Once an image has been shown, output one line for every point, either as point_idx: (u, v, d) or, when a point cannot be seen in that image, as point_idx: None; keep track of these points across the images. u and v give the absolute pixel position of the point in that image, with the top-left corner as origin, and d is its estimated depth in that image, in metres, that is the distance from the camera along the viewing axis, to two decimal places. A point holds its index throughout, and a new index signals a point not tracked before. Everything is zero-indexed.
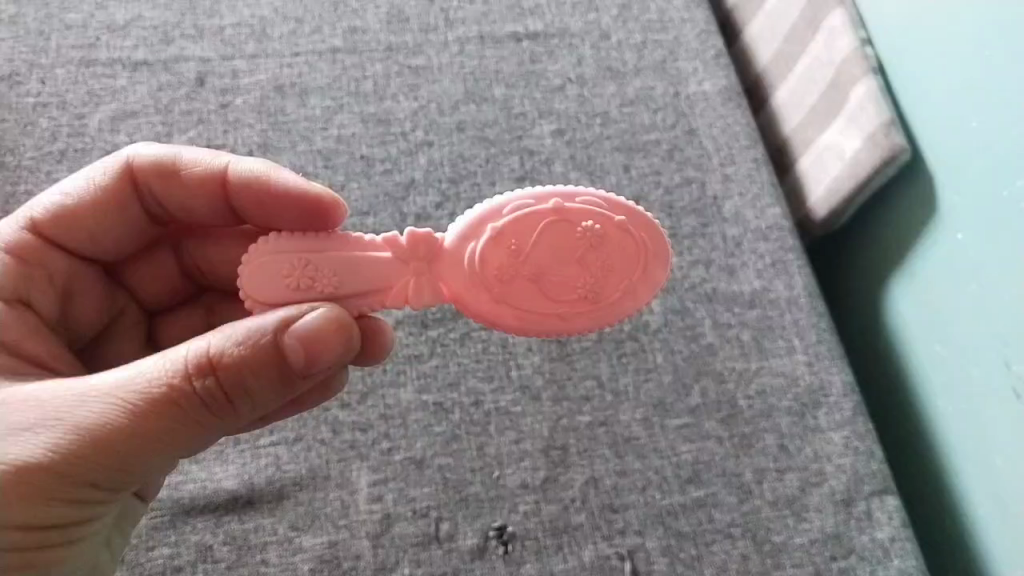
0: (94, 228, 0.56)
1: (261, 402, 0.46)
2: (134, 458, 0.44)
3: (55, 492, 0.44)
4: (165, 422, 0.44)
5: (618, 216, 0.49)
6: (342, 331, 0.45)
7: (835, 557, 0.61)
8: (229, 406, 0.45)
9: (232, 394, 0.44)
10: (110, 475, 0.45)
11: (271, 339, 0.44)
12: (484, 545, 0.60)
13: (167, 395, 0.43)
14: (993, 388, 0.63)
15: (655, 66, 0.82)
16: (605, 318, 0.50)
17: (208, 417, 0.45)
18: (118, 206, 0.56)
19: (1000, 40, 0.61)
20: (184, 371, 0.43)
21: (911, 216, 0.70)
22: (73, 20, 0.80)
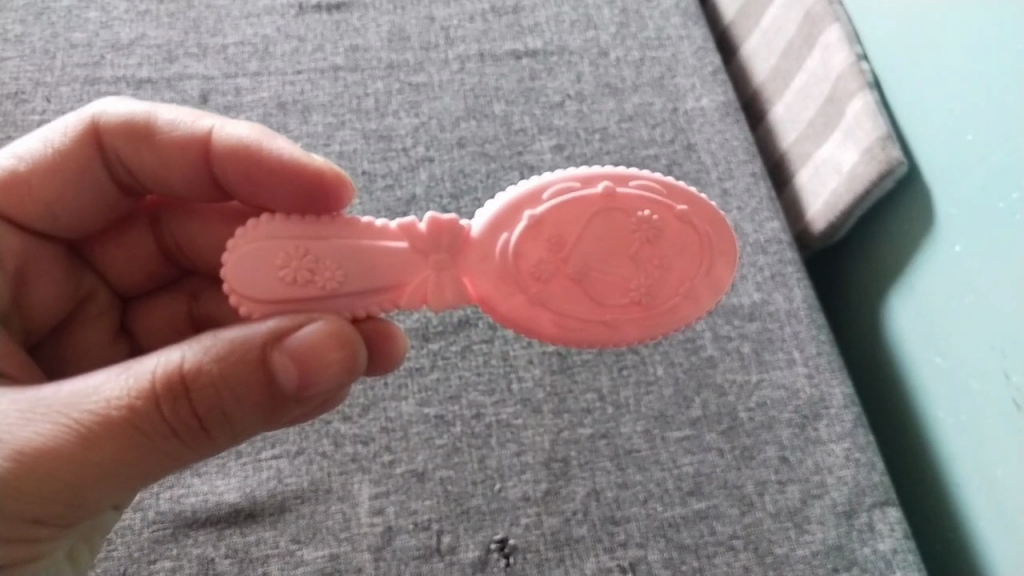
0: (55, 196, 0.55)
1: (233, 424, 0.44)
2: (93, 480, 0.42)
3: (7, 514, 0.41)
4: (130, 440, 0.42)
5: (676, 207, 0.48)
6: (343, 346, 0.45)
7: (837, 569, 0.61)
8: (199, 427, 0.43)
9: (206, 412, 0.43)
10: (66, 497, 0.42)
11: (258, 352, 0.43)
12: (486, 558, 0.60)
13: (136, 411, 0.42)
14: (993, 398, 0.63)
15: (653, 83, 0.83)
16: (656, 323, 0.49)
17: (174, 438, 0.43)
18: (76, 169, 0.55)
19: (994, 52, 0.61)
20: (158, 385, 0.42)
21: (910, 229, 0.71)
22: (79, 40, 0.81)
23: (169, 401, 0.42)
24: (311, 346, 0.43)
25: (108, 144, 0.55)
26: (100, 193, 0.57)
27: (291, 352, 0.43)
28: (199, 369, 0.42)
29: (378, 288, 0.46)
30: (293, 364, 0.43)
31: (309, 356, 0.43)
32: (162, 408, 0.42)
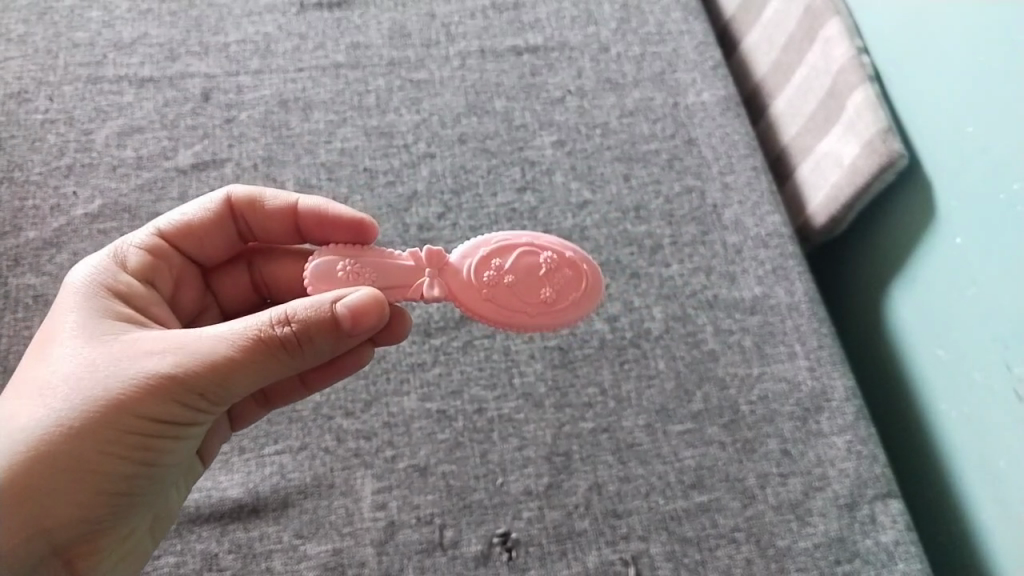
0: (201, 240, 0.60)
1: (308, 364, 0.51)
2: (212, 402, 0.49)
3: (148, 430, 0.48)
4: (218, 380, 0.48)
5: (569, 251, 0.56)
6: (381, 309, 0.50)
7: (839, 561, 0.61)
8: (278, 367, 0.50)
9: (283, 352, 0.49)
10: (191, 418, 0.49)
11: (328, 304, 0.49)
12: (488, 552, 0.60)
13: (223, 356, 0.48)
14: (995, 389, 0.63)
15: (654, 78, 0.83)
16: (559, 324, 0.55)
17: (259, 377, 0.49)
18: (221, 225, 0.60)
19: (995, 42, 0.61)
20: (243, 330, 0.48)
21: (911, 221, 0.71)
22: (81, 39, 0.81)
23: (254, 345, 0.48)
24: (367, 303, 0.49)
25: (244, 215, 0.60)
26: (231, 246, 0.62)
27: (358, 302, 0.49)
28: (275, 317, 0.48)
29: (392, 287, 0.53)
30: (358, 315, 0.49)
31: (366, 311, 0.49)
32: (245, 352, 0.48)
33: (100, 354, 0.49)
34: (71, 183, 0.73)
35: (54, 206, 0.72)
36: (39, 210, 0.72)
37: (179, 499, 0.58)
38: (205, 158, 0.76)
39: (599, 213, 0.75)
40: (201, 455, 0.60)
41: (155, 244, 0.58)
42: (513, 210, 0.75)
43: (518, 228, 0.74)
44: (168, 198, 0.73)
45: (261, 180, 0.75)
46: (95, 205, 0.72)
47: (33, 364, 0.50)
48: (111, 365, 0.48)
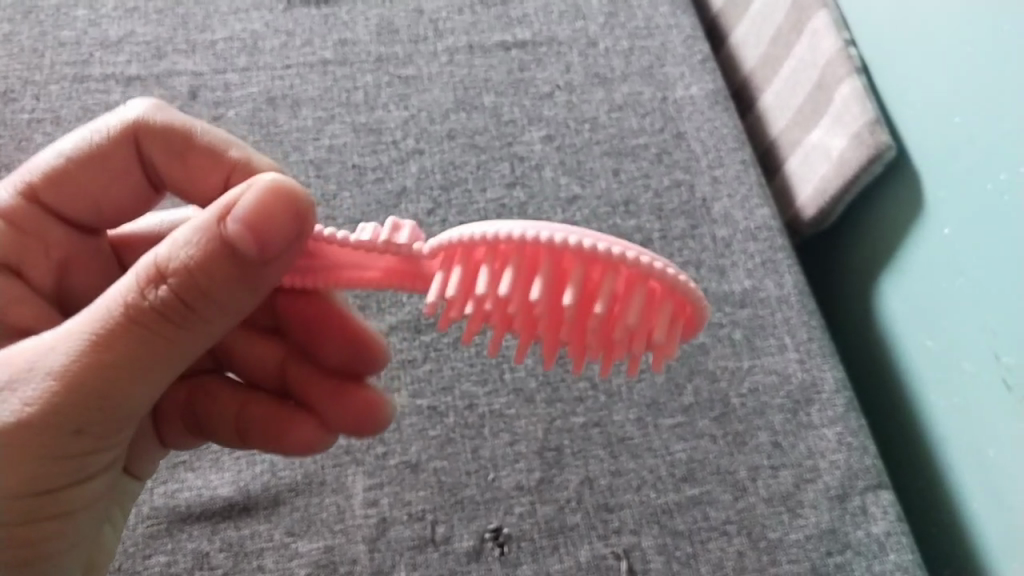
0: (87, 194, 0.53)
1: (207, 320, 0.43)
2: (116, 389, 0.42)
3: (52, 438, 0.42)
4: (109, 363, 0.41)
5: None
6: (285, 207, 0.41)
7: (831, 553, 0.62)
8: (168, 330, 0.42)
9: (162, 317, 0.42)
10: (100, 412, 0.43)
11: (196, 246, 0.41)
12: (480, 547, 0.60)
13: (106, 333, 0.41)
14: (983, 379, 0.63)
15: (642, 72, 0.83)
16: None
17: (150, 350, 0.42)
18: (114, 171, 0.53)
19: (977, 35, 0.61)
20: (111, 306, 0.41)
21: (899, 213, 0.71)
22: (67, 38, 0.81)
23: (128, 320, 0.41)
24: (255, 212, 0.40)
25: (146, 154, 0.53)
26: (129, 195, 0.54)
27: (230, 231, 0.40)
28: (143, 283, 0.41)
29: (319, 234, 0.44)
30: (235, 246, 0.41)
31: (261, 223, 0.41)
32: (121, 328, 0.41)
33: None
34: None
35: None
36: None
37: (111, 527, 0.55)
38: None
39: (589, 208, 0.75)
40: (133, 473, 0.56)
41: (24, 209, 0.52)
42: (503, 205, 0.74)
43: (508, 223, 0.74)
44: None
45: None
46: None
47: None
48: None
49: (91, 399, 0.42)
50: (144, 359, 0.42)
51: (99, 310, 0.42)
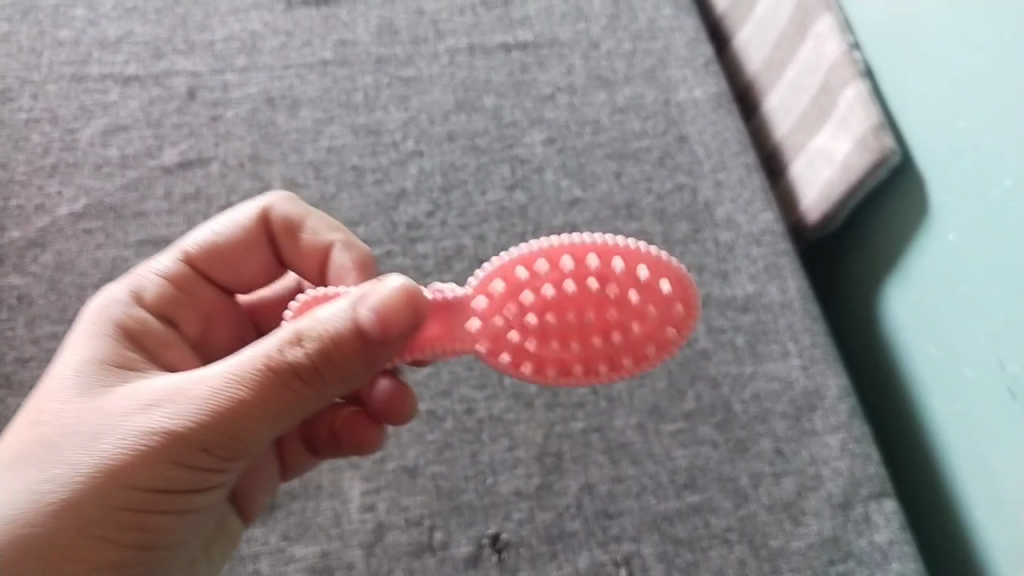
0: (231, 265, 0.59)
1: (327, 394, 0.46)
2: (243, 423, 0.44)
3: (182, 460, 0.44)
4: (243, 405, 0.44)
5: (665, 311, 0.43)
6: (414, 302, 0.43)
7: (833, 562, 0.61)
8: (294, 401, 0.45)
9: (292, 384, 0.44)
10: (224, 441, 0.45)
11: (336, 324, 0.44)
12: (478, 553, 0.59)
13: (246, 378, 0.44)
14: (988, 386, 0.62)
15: (645, 75, 0.82)
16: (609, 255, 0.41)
17: (272, 414, 0.45)
18: (253, 248, 0.59)
19: (982, 39, 0.61)
20: (250, 365, 0.44)
21: (905, 218, 0.70)
22: (65, 37, 0.80)
23: (268, 372, 0.44)
24: (385, 300, 0.43)
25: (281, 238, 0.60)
26: (263, 268, 0.60)
27: (366, 316, 0.43)
28: (284, 346, 0.44)
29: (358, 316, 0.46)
30: (370, 330, 0.43)
31: (393, 311, 0.43)
32: (256, 390, 0.44)
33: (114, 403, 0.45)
34: (55, 183, 0.72)
35: (39, 206, 0.71)
36: (24, 211, 0.71)
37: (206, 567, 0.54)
38: (190, 156, 0.75)
39: (590, 211, 0.74)
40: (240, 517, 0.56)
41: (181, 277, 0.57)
42: (503, 207, 0.74)
43: (508, 226, 0.73)
44: (154, 197, 0.72)
45: (248, 179, 0.74)
46: (81, 205, 0.71)
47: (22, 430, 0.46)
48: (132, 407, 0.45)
49: (223, 430, 0.44)
50: (273, 407, 0.45)
51: (235, 368, 0.44)
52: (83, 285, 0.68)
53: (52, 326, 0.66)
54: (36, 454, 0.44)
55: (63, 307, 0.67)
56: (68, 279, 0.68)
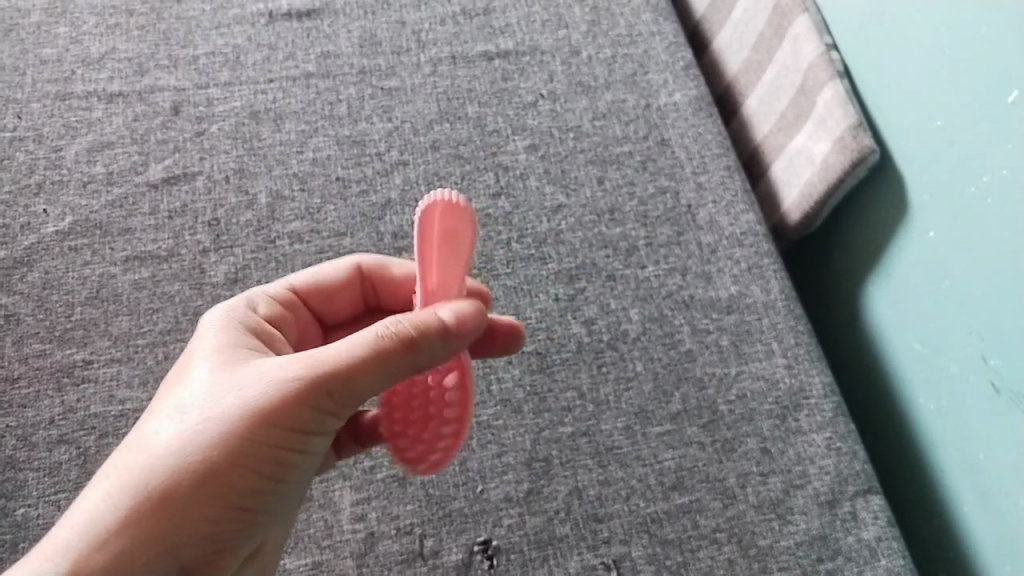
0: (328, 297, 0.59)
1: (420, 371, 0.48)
2: (355, 391, 0.47)
3: (300, 421, 0.46)
4: (355, 378, 0.46)
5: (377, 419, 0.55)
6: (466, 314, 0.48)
7: (822, 559, 0.61)
8: (393, 371, 0.47)
9: (389, 359, 0.46)
10: (337, 404, 0.47)
11: (422, 317, 0.47)
12: (469, 560, 0.60)
13: (361, 354, 0.46)
14: (972, 380, 0.63)
15: (626, 80, 0.83)
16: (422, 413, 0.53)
17: (380, 380, 0.47)
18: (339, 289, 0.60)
19: (955, 37, 0.61)
20: (358, 341, 0.46)
21: (885, 215, 0.71)
22: (49, 55, 0.81)
23: (381, 347, 0.46)
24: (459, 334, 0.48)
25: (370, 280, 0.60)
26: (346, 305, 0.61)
27: (449, 315, 0.47)
28: (383, 328, 0.47)
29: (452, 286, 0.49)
30: (449, 328, 0.47)
31: (469, 319, 0.48)
32: (363, 357, 0.46)
33: (247, 366, 0.48)
34: (41, 201, 0.73)
35: (25, 224, 0.72)
36: (9, 229, 0.71)
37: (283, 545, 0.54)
38: (176, 171, 0.75)
39: (574, 217, 0.75)
40: None
41: (285, 296, 0.58)
42: (488, 215, 0.74)
43: (493, 233, 0.73)
44: (140, 212, 0.73)
45: (233, 192, 0.74)
46: (67, 222, 0.72)
47: (160, 399, 0.49)
48: (262, 369, 0.47)
49: (340, 394, 0.46)
50: (379, 373, 0.47)
51: (336, 344, 0.47)
52: (70, 303, 0.68)
53: (41, 344, 0.66)
54: (179, 413, 0.47)
55: (51, 325, 0.67)
56: (55, 297, 0.68)
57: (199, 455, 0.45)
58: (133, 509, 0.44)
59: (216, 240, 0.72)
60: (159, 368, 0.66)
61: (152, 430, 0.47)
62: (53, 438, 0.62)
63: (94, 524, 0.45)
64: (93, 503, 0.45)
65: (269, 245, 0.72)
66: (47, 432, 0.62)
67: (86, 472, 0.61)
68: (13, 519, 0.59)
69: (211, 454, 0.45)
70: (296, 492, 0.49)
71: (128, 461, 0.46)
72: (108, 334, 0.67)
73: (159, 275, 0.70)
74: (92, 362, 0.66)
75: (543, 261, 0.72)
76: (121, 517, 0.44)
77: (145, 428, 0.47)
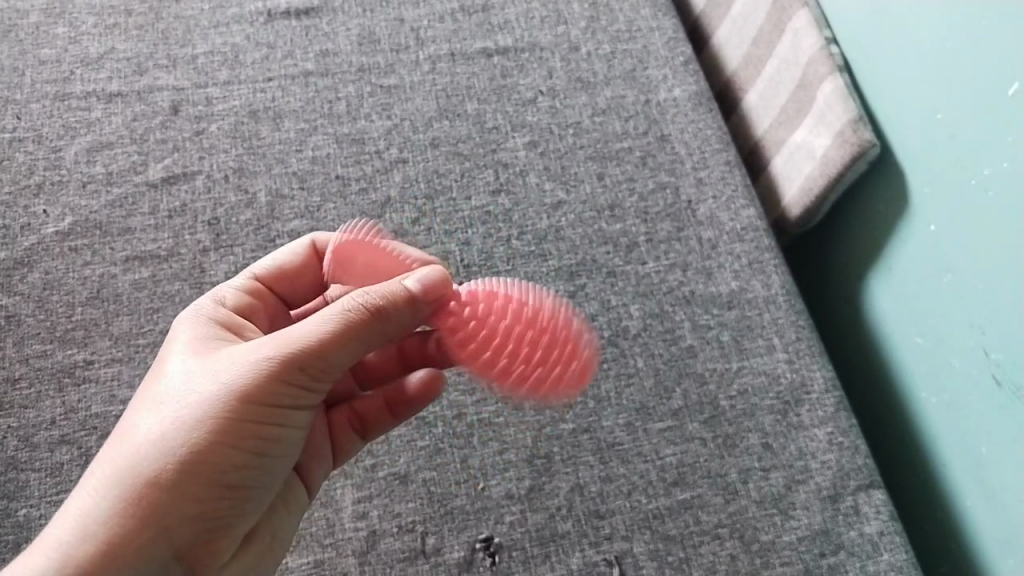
0: (293, 282, 0.59)
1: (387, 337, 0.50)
2: (328, 363, 0.48)
3: (279, 398, 0.47)
4: (328, 349, 0.47)
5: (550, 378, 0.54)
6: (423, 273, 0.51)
7: (824, 554, 0.61)
8: (361, 340, 0.48)
9: (359, 328, 0.48)
10: (313, 378, 0.48)
11: (387, 288, 0.49)
12: (471, 558, 0.60)
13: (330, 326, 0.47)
14: (973, 374, 0.63)
15: (625, 76, 0.83)
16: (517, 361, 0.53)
17: (351, 348, 0.48)
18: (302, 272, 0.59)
19: (955, 31, 0.61)
20: (324, 314, 0.48)
21: (886, 209, 0.70)
22: (48, 56, 0.81)
23: (348, 317, 0.48)
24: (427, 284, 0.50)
25: None
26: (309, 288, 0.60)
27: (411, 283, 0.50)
28: (348, 302, 0.48)
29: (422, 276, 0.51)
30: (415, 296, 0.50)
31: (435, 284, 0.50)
32: (332, 329, 0.47)
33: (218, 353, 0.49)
34: (41, 202, 0.73)
35: (25, 225, 0.72)
36: (9, 230, 0.71)
37: (282, 540, 0.54)
38: (175, 171, 0.75)
39: (574, 213, 0.74)
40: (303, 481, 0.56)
41: (250, 285, 0.57)
42: (488, 212, 0.74)
43: (493, 230, 0.73)
44: (140, 212, 0.73)
45: (233, 191, 0.74)
46: (67, 223, 0.72)
47: (134, 395, 0.49)
48: (235, 353, 0.48)
49: (315, 368, 0.47)
50: (349, 343, 0.48)
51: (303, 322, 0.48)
52: (71, 303, 0.68)
53: (42, 344, 0.66)
54: (158, 403, 0.47)
55: (52, 325, 0.67)
56: (56, 297, 0.68)
57: (182, 438, 0.45)
58: (121, 499, 0.44)
59: (216, 240, 0.72)
60: None
61: (132, 423, 0.47)
62: (55, 438, 0.62)
63: (85, 520, 0.44)
64: (81, 499, 0.45)
65: (269, 244, 0.72)
66: (49, 432, 0.63)
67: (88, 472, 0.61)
68: (16, 519, 0.59)
69: (195, 437, 0.45)
70: (280, 473, 0.50)
71: (112, 454, 0.46)
72: (109, 334, 0.67)
73: (159, 274, 0.70)
74: (93, 361, 0.66)
75: (543, 258, 0.72)
76: (110, 509, 0.44)
77: (124, 424, 0.47)
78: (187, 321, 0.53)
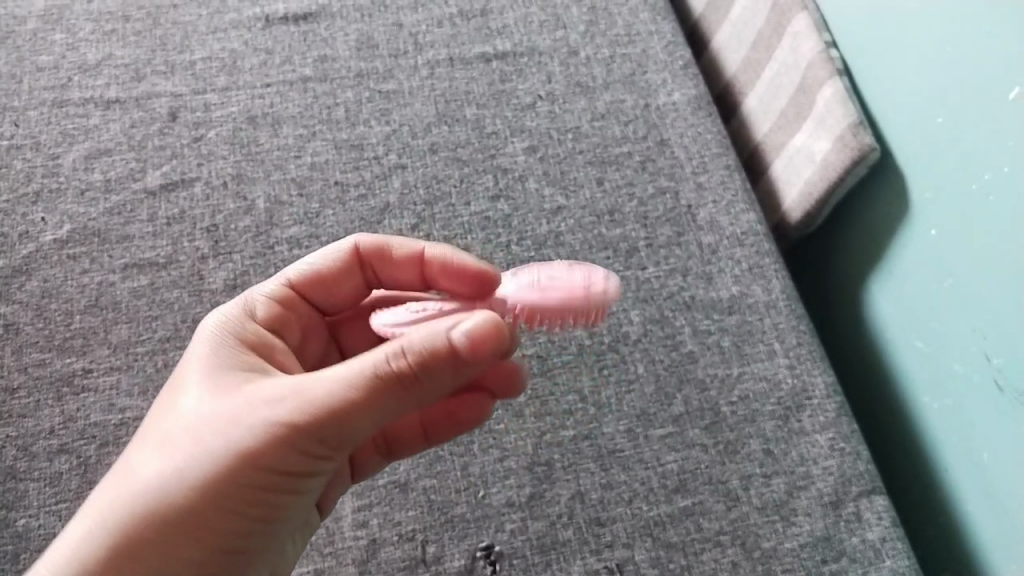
0: (328, 288, 0.59)
1: (423, 395, 0.47)
2: (352, 426, 0.46)
3: (294, 459, 0.46)
4: (353, 417, 0.45)
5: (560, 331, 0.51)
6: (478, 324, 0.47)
7: (826, 561, 0.61)
8: (391, 405, 0.46)
9: (391, 392, 0.46)
10: (332, 441, 0.46)
11: (429, 344, 0.45)
12: (472, 566, 0.60)
13: (360, 390, 0.45)
14: (975, 379, 0.62)
15: (624, 80, 0.82)
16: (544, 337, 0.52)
17: (379, 412, 0.46)
18: (341, 278, 0.59)
19: (957, 35, 0.61)
20: (355, 371, 0.45)
21: (887, 214, 0.70)
22: (45, 62, 0.81)
23: (380, 380, 0.45)
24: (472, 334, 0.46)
25: (373, 265, 0.59)
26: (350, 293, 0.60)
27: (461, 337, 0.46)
28: (382, 358, 0.45)
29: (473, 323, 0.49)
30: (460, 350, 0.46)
31: (484, 337, 0.46)
32: (362, 394, 0.45)
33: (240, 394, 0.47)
34: (38, 210, 0.73)
35: (23, 233, 0.72)
36: (8, 238, 0.71)
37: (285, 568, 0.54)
38: (173, 178, 0.75)
39: (573, 218, 0.74)
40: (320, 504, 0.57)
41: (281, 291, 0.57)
42: (487, 218, 0.74)
43: (493, 236, 0.73)
44: (138, 219, 0.72)
45: (231, 198, 0.74)
46: (65, 230, 0.72)
47: (149, 426, 0.48)
48: (258, 399, 0.46)
49: (336, 433, 0.46)
50: (377, 409, 0.46)
51: (334, 374, 0.46)
52: (70, 311, 0.68)
53: (40, 353, 0.66)
54: (170, 447, 0.46)
55: (50, 334, 0.67)
56: (54, 306, 0.68)
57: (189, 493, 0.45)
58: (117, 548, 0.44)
59: (215, 247, 0.71)
60: (158, 376, 0.65)
61: (142, 461, 0.46)
62: (54, 447, 0.62)
63: (75, 556, 0.44)
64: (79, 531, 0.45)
65: (268, 250, 0.71)
66: (47, 442, 0.62)
67: (87, 481, 0.61)
68: (15, 529, 0.59)
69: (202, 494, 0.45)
70: (287, 522, 0.49)
71: (116, 494, 0.45)
72: (107, 342, 0.67)
73: (158, 282, 0.70)
74: (91, 370, 0.65)
75: (543, 263, 0.72)
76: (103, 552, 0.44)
77: (134, 458, 0.47)
78: (214, 341, 0.51)
